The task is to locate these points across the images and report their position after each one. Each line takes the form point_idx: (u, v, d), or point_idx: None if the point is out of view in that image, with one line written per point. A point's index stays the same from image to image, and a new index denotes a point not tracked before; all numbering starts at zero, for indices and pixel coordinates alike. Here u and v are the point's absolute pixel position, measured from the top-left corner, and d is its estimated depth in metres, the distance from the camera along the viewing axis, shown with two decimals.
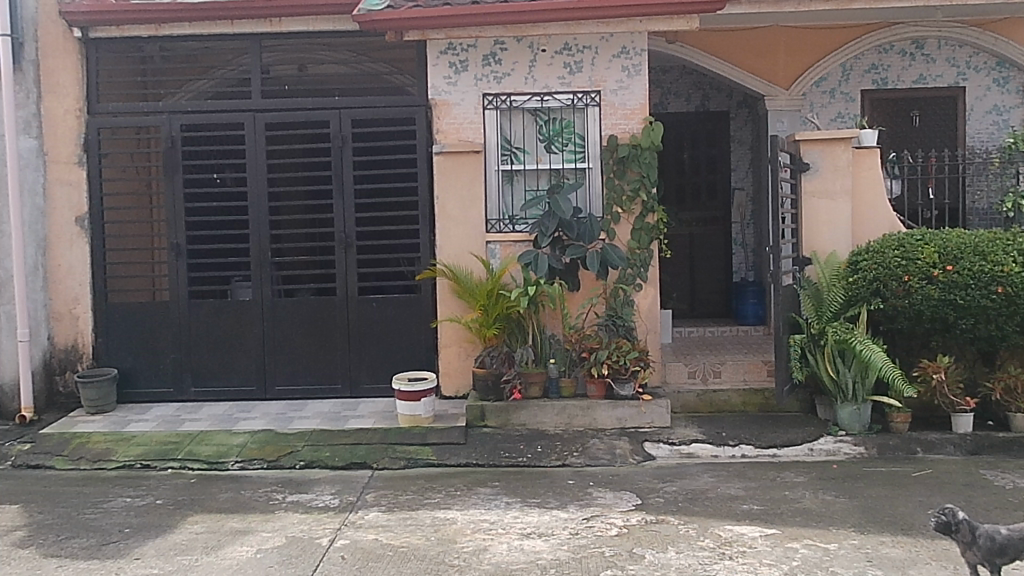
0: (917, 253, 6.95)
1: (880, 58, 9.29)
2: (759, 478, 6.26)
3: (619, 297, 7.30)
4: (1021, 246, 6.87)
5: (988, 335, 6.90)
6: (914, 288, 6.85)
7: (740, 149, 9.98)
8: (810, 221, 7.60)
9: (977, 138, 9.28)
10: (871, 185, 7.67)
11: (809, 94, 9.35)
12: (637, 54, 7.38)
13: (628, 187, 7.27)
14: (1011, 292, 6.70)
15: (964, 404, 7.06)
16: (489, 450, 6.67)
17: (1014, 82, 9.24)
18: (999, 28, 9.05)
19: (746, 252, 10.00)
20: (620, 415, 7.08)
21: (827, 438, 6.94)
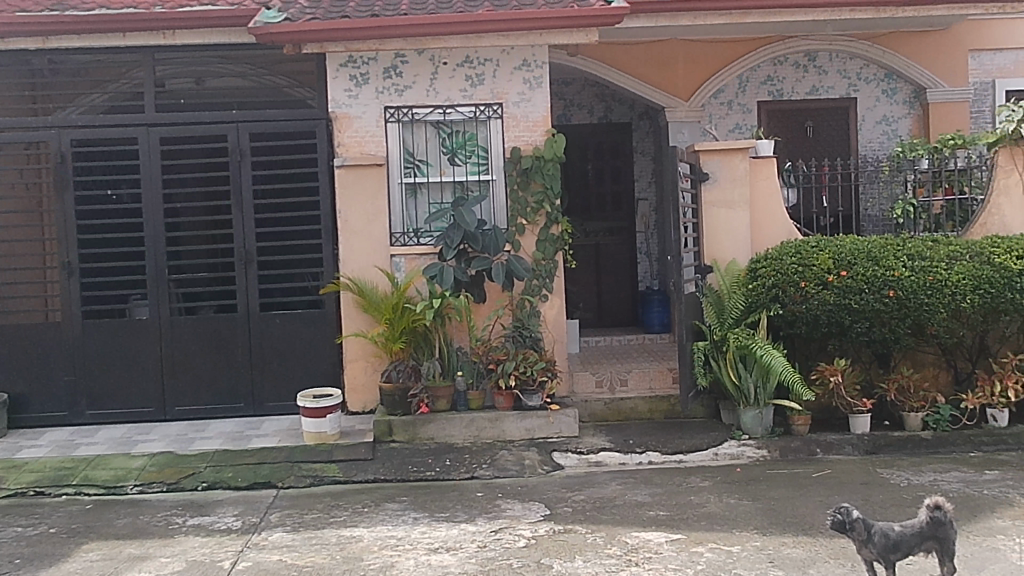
0: (813, 259, 7.15)
1: (775, 70, 9.53)
2: (666, 484, 6.35)
3: (525, 308, 7.30)
4: (910, 251, 7.17)
5: (882, 338, 7.15)
6: (811, 293, 7.05)
7: (643, 160, 10.14)
8: (710, 230, 7.74)
9: (868, 147, 9.60)
10: (768, 193, 7.83)
11: (707, 106, 9.53)
12: (538, 67, 7.43)
13: (532, 199, 7.32)
14: (902, 295, 6.97)
15: (861, 405, 7.28)
16: (397, 465, 6.62)
17: (901, 93, 9.59)
18: (886, 41, 9.38)
19: (650, 262, 10.16)
20: (528, 426, 7.09)
21: (731, 443, 7.08)
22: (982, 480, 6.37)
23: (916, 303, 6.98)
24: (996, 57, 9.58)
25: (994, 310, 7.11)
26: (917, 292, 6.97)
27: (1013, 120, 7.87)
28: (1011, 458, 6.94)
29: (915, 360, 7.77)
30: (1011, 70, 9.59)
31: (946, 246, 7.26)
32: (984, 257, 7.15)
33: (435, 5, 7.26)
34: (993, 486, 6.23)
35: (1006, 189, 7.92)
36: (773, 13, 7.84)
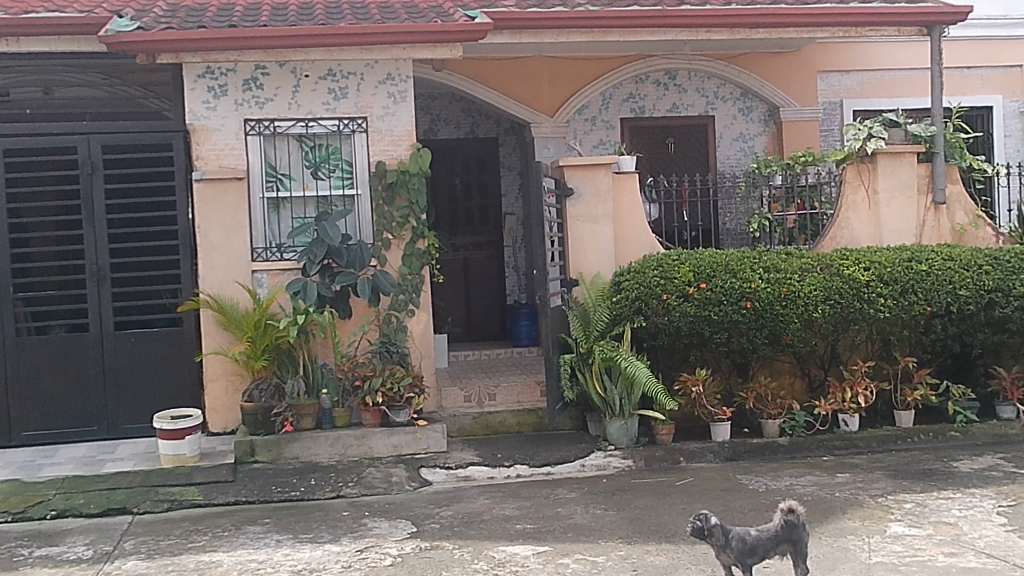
0: (673, 272, 7.34)
1: (637, 87, 9.76)
2: (533, 496, 6.38)
3: (392, 323, 7.28)
4: (766, 263, 7.45)
5: (740, 348, 7.41)
6: (672, 305, 7.25)
7: (510, 175, 10.25)
8: (575, 244, 7.84)
9: (726, 163, 9.92)
10: (631, 209, 7.99)
11: (572, 122, 9.67)
12: (402, 81, 7.41)
13: (398, 213, 7.27)
14: (758, 307, 7.27)
15: (721, 413, 7.49)
16: (260, 485, 6.46)
17: (757, 112, 9.95)
18: (741, 62, 9.74)
19: (518, 275, 10.27)
20: (396, 442, 7.03)
21: (597, 454, 7.17)
22: (834, 483, 6.63)
23: (771, 314, 7.29)
24: (843, 78, 10.02)
25: (844, 320, 7.45)
26: (771, 303, 7.28)
27: (859, 139, 8.29)
28: (861, 461, 7.25)
29: (773, 368, 8.05)
30: (856, 91, 10.04)
31: (799, 258, 7.55)
32: (834, 268, 7.47)
33: (296, 17, 7.16)
34: (844, 488, 6.50)
35: (854, 205, 8.34)
36: (633, 32, 8.02)
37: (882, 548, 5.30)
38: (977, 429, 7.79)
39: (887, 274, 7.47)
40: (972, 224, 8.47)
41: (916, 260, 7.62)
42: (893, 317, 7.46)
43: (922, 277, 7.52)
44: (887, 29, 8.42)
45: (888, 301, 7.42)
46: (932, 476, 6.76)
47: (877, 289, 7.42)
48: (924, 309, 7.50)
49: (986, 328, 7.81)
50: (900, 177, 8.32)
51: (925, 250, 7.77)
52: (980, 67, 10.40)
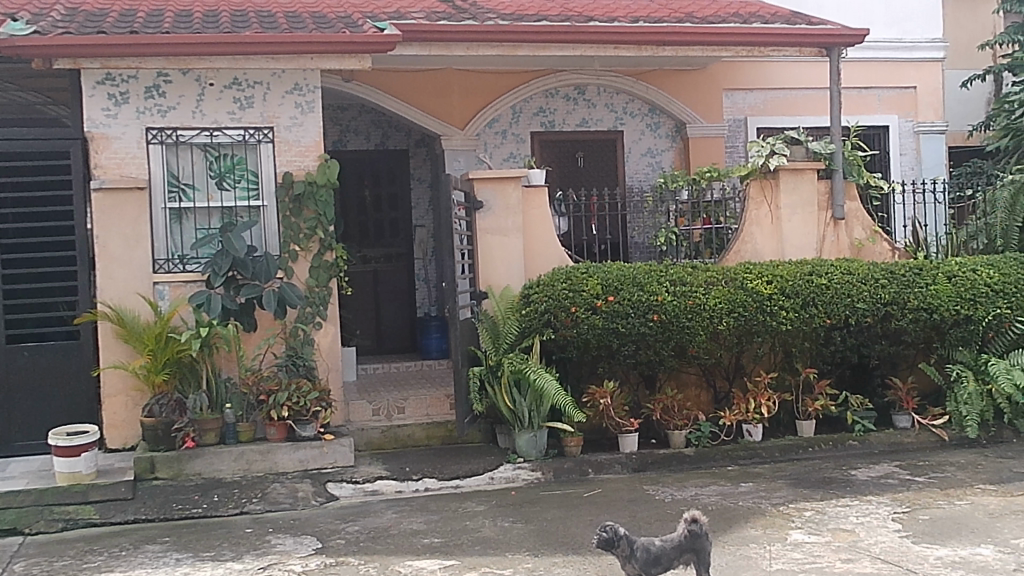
0: (581, 285, 7.41)
1: (546, 102, 9.84)
2: (441, 510, 6.35)
3: (298, 336, 7.19)
4: (673, 277, 7.57)
5: (648, 360, 7.53)
6: (581, 318, 7.30)
7: (420, 187, 10.22)
8: (484, 257, 7.84)
9: (635, 178, 10.06)
10: (541, 222, 8.04)
11: (482, 135, 9.69)
12: (310, 91, 7.33)
13: (305, 225, 7.19)
14: (665, 319, 7.38)
15: (629, 425, 7.59)
16: (160, 503, 6.31)
17: (664, 128, 10.13)
18: (648, 79, 9.91)
19: (429, 288, 10.22)
20: (301, 457, 6.94)
21: (506, 467, 7.17)
22: (738, 493, 6.76)
23: (677, 326, 7.42)
24: (747, 96, 10.27)
25: (747, 332, 7.62)
26: (678, 315, 7.41)
27: (762, 155, 8.48)
28: (763, 470, 7.41)
29: (679, 380, 8.18)
30: (760, 109, 10.30)
31: (704, 272, 7.70)
32: (738, 281, 7.63)
33: (200, 24, 7.04)
34: (747, 497, 6.63)
35: (757, 220, 8.53)
36: (543, 47, 8.09)
37: (781, 555, 5.42)
38: (874, 438, 8.02)
39: (788, 287, 7.67)
40: (869, 239, 8.77)
41: (816, 273, 7.83)
42: (794, 328, 7.66)
43: (822, 290, 7.73)
44: (789, 49, 8.65)
45: (790, 314, 7.62)
46: (831, 484, 6.94)
47: (779, 302, 7.61)
48: (824, 321, 7.72)
49: (883, 340, 8.14)
50: (801, 194, 8.54)
51: (825, 264, 8.00)
52: (877, 87, 10.76)
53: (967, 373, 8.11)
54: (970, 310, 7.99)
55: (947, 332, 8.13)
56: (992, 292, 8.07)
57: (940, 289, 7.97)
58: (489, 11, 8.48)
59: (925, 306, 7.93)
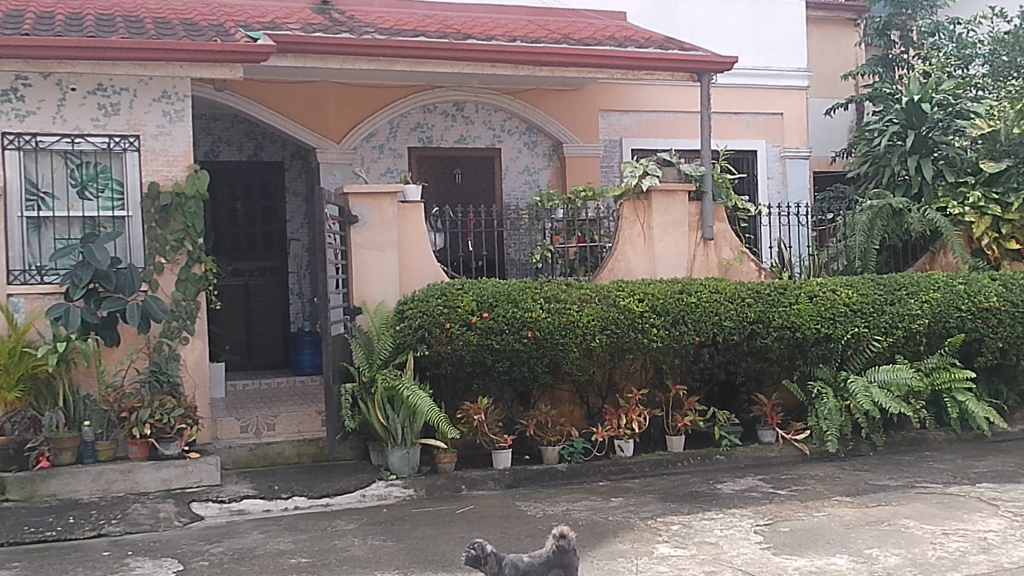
0: (456, 301, 7.40)
1: (424, 117, 9.83)
2: (310, 529, 6.24)
3: (163, 351, 7.00)
4: (547, 294, 7.65)
5: (522, 376, 7.58)
6: (455, 334, 7.29)
7: (295, 200, 10.07)
8: (358, 271, 7.77)
9: (512, 196, 10.17)
10: (416, 237, 8.00)
11: (359, 149, 9.62)
12: (179, 100, 7.15)
13: (172, 237, 7.01)
14: (539, 335, 7.45)
15: (503, 441, 7.58)
16: (10, 526, 6.00)
17: (541, 146, 10.27)
18: (526, 97, 10.02)
19: (302, 302, 10.05)
20: (164, 476, 6.72)
21: (378, 484, 7.08)
22: (608, 507, 6.86)
23: (551, 343, 7.49)
24: (622, 117, 10.50)
25: (620, 348, 7.75)
26: (552, 332, 7.48)
27: (636, 176, 8.67)
28: (633, 485, 7.53)
29: (553, 397, 8.27)
30: (634, 131, 10.54)
31: (578, 289, 7.80)
32: (610, 299, 7.76)
33: (63, 28, 6.79)
34: (617, 512, 6.73)
35: (629, 239, 8.69)
36: (421, 63, 8.10)
37: (647, 569, 5.51)
38: (740, 452, 8.26)
39: (659, 305, 7.84)
40: (737, 259, 9.09)
41: (686, 292, 8.03)
42: (664, 346, 7.84)
43: (691, 309, 7.93)
44: (662, 73, 8.88)
45: (661, 331, 7.79)
46: (698, 498, 7.11)
47: (650, 319, 7.77)
48: (693, 338, 7.92)
49: (749, 357, 8.39)
50: (673, 215, 8.75)
51: (694, 282, 8.20)
52: (745, 113, 11.13)
53: (827, 389, 8.45)
54: (830, 329, 8.34)
55: (809, 350, 8.46)
56: (851, 311, 8.44)
57: (803, 308, 8.28)
58: (367, 25, 8.45)
59: (788, 325, 8.23)
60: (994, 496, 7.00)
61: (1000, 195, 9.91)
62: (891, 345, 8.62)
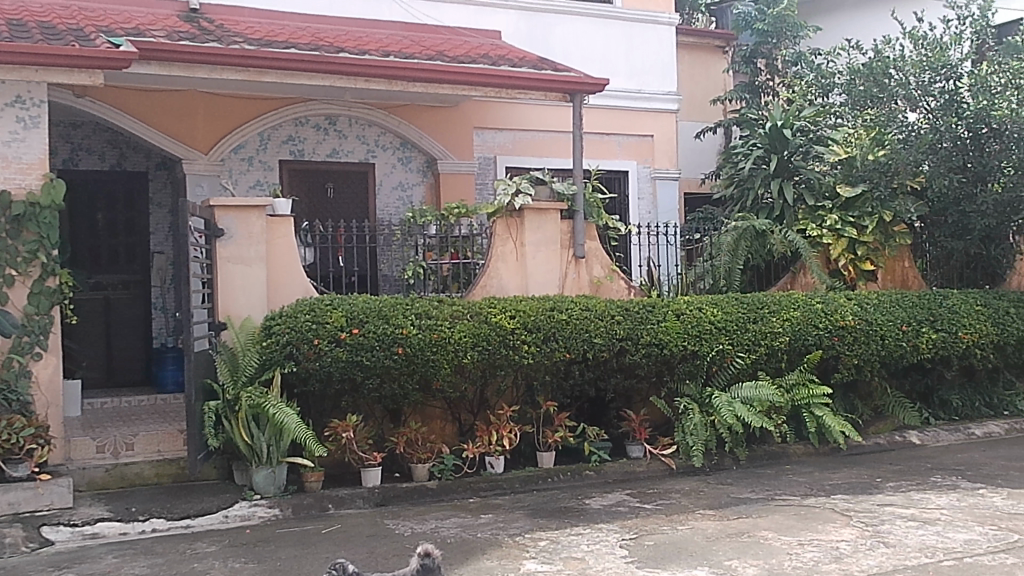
0: (325, 317, 7.31)
1: (295, 130, 9.69)
2: (168, 552, 6.03)
3: (13, 367, 6.66)
4: (419, 310, 7.62)
5: (392, 393, 7.51)
6: (324, 351, 7.19)
7: (159, 212, 9.81)
8: (223, 286, 7.58)
9: (385, 212, 10.13)
10: (285, 251, 7.87)
11: (227, 160, 9.40)
12: (34, 105, 6.85)
13: (24, 248, 6.71)
14: (410, 352, 7.40)
15: (371, 459, 7.52)
16: None
17: (415, 162, 10.25)
18: (400, 113, 10.00)
19: (167, 317, 9.76)
20: (11, 499, 6.40)
21: (242, 504, 6.90)
22: (477, 524, 6.85)
23: (421, 359, 7.45)
24: (497, 135, 10.60)
25: (491, 365, 7.78)
26: (422, 348, 7.45)
27: (508, 194, 8.75)
28: (503, 502, 7.54)
29: (424, 413, 8.23)
30: (508, 148, 10.66)
31: (450, 305, 7.79)
32: (482, 315, 7.78)
33: None
34: (485, 529, 6.73)
35: (502, 256, 8.73)
36: (291, 75, 7.98)
37: None
38: (609, 467, 8.38)
39: (530, 322, 7.91)
40: (607, 277, 9.24)
41: (556, 309, 8.12)
42: (535, 362, 7.90)
43: (561, 326, 8.03)
44: (535, 93, 8.97)
45: (532, 348, 7.86)
46: (566, 514, 7.17)
47: (521, 336, 7.83)
48: (564, 354, 8.01)
49: (619, 373, 8.53)
50: (544, 232, 8.85)
51: (565, 300, 8.30)
52: (617, 134, 11.36)
53: (693, 405, 8.66)
54: (696, 346, 8.58)
55: (676, 366, 8.66)
56: (715, 329, 8.70)
57: (669, 326, 8.49)
58: (236, 34, 8.28)
59: (655, 342, 8.41)
60: (847, 507, 7.30)
61: (856, 219, 10.37)
62: (754, 362, 8.90)
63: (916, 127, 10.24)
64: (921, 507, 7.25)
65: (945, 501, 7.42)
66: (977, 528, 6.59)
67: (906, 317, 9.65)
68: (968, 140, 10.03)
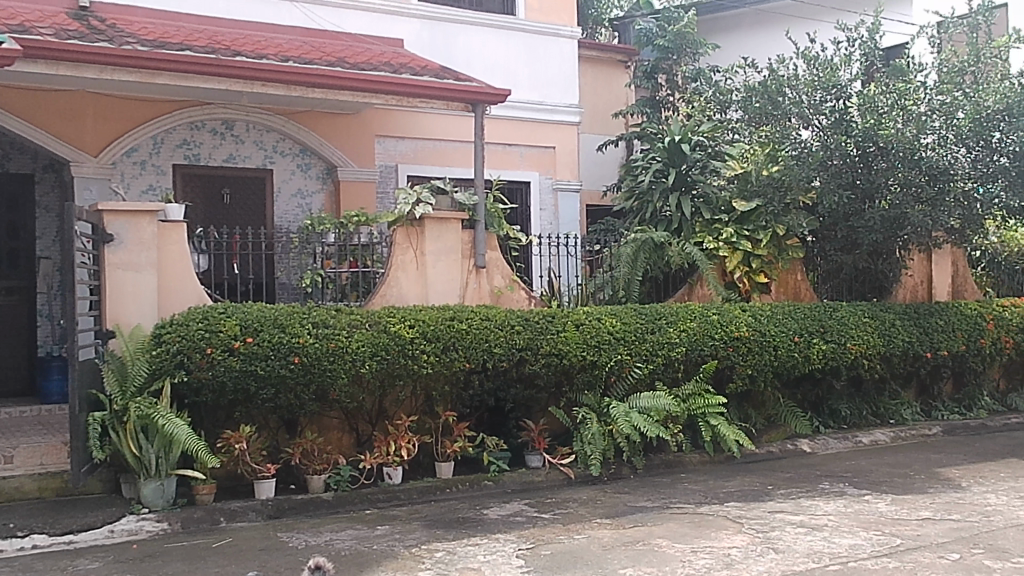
0: (218, 325, 7.15)
1: (191, 134, 9.47)
2: (47, 570, 5.80)
3: None
4: (316, 319, 7.51)
5: (288, 404, 7.37)
6: (216, 360, 7.02)
7: (46, 216, 9.47)
8: (112, 293, 7.34)
9: (283, 219, 9.97)
10: (178, 258, 7.67)
11: (119, 164, 9.14)
12: None
13: None
14: (306, 362, 7.29)
15: (266, 470, 7.36)
16: None
17: (315, 169, 10.12)
18: (299, 119, 9.88)
19: (52, 325, 9.39)
20: None
21: (129, 518, 6.69)
22: (373, 536, 6.77)
23: (318, 369, 7.34)
24: (398, 143, 10.55)
25: (389, 375, 7.70)
26: (319, 358, 7.34)
27: (409, 204, 8.74)
28: (400, 513, 7.47)
29: (321, 424, 8.12)
30: (410, 157, 10.62)
31: (348, 314, 7.70)
32: (381, 325, 7.72)
33: None
34: (381, 540, 6.66)
35: (402, 265, 8.66)
36: (186, 78, 7.80)
37: None
38: (508, 477, 8.38)
39: (430, 332, 7.88)
40: (508, 287, 9.27)
41: (456, 319, 8.11)
42: (434, 372, 7.86)
43: (460, 335, 8.01)
44: (437, 102, 8.94)
45: (432, 357, 7.82)
46: (463, 524, 7.15)
47: (420, 346, 7.78)
48: (463, 364, 7.99)
49: (518, 383, 8.55)
50: (445, 241, 8.83)
51: (465, 310, 8.30)
52: (519, 145, 11.42)
53: (591, 415, 8.74)
54: (595, 356, 8.67)
55: (575, 376, 8.73)
56: (613, 339, 8.81)
57: (568, 336, 8.56)
58: (128, 34, 8.06)
59: (555, 352, 8.46)
60: (739, 515, 7.45)
61: (751, 232, 10.71)
62: (651, 372, 9.03)
63: (808, 144, 10.42)
64: (810, 514, 7.44)
65: (833, 508, 7.63)
66: (862, 534, 6.80)
67: (799, 328, 9.92)
68: (856, 158, 10.19)
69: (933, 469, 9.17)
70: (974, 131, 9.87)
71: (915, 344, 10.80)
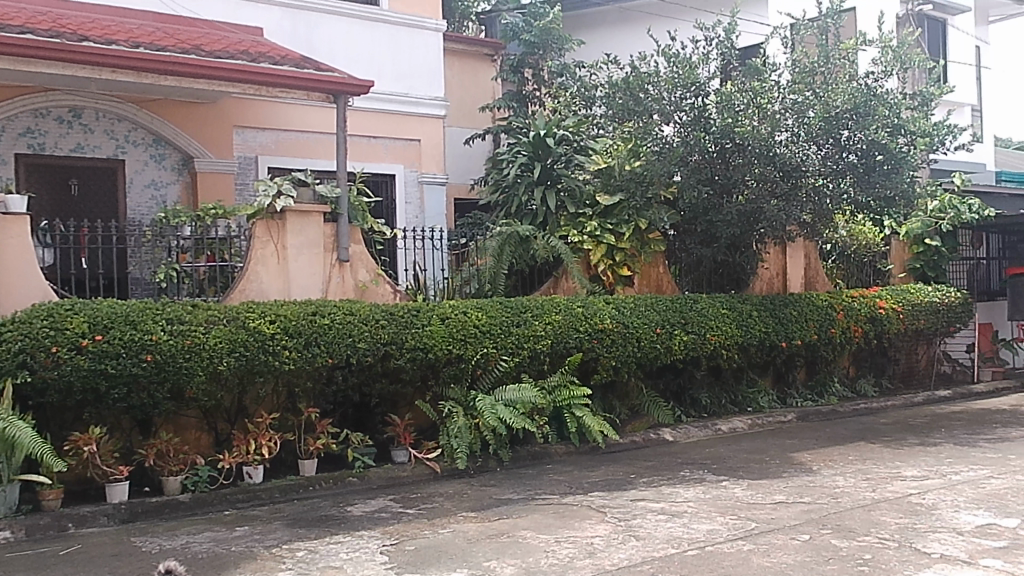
0: (64, 322, 6.82)
1: (35, 122, 9.02)
2: None
3: None
4: (170, 315, 7.25)
5: (141, 404, 7.09)
6: (63, 359, 6.69)
7: None
8: None
9: (135, 211, 9.61)
10: (18, 253, 7.29)
11: None
12: None
13: None
14: (159, 360, 7.03)
15: (117, 473, 7.08)
16: None
17: (169, 160, 9.79)
18: (152, 108, 9.55)
19: None
20: None
21: None
22: (231, 537, 6.59)
23: (172, 367, 7.09)
24: (258, 135, 10.31)
25: (249, 372, 7.50)
26: (173, 356, 7.09)
27: (269, 196, 8.51)
28: (261, 513, 7.30)
29: (176, 423, 7.86)
30: (270, 149, 10.39)
31: (205, 310, 7.46)
32: (239, 321, 7.51)
33: None
34: (240, 541, 6.49)
35: (262, 259, 8.46)
36: (28, 63, 7.42)
37: None
38: (373, 474, 8.29)
39: (291, 327, 7.71)
40: (373, 281, 9.16)
41: (318, 314, 7.96)
42: (296, 368, 7.69)
43: (323, 331, 7.87)
44: (297, 92, 8.76)
45: (293, 353, 7.65)
46: (326, 522, 7.03)
47: (281, 342, 7.61)
48: (326, 360, 7.85)
49: (383, 378, 8.47)
50: (307, 235, 8.68)
51: (328, 305, 8.16)
52: (383, 138, 11.30)
53: (457, 408, 8.72)
54: (461, 350, 8.65)
55: (440, 370, 8.70)
56: (479, 332, 8.81)
57: (434, 331, 8.51)
58: None
59: (420, 347, 8.40)
60: (602, 504, 7.57)
61: (614, 226, 10.94)
62: (517, 365, 9.07)
63: (669, 140, 10.62)
64: (670, 501, 7.62)
65: (692, 494, 7.83)
66: (719, 519, 7.00)
67: (660, 320, 10.15)
68: (715, 154, 10.49)
69: (787, 454, 9.52)
70: (823, 129, 10.26)
71: (770, 334, 11.20)
